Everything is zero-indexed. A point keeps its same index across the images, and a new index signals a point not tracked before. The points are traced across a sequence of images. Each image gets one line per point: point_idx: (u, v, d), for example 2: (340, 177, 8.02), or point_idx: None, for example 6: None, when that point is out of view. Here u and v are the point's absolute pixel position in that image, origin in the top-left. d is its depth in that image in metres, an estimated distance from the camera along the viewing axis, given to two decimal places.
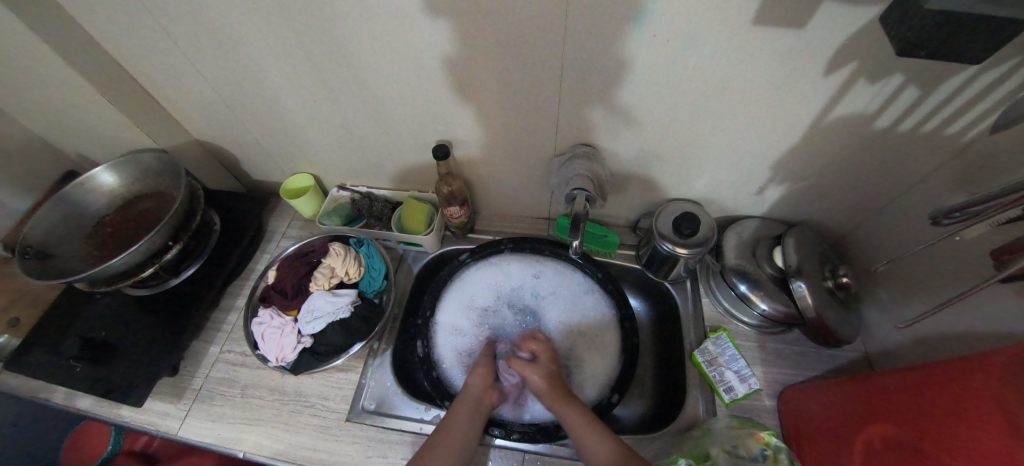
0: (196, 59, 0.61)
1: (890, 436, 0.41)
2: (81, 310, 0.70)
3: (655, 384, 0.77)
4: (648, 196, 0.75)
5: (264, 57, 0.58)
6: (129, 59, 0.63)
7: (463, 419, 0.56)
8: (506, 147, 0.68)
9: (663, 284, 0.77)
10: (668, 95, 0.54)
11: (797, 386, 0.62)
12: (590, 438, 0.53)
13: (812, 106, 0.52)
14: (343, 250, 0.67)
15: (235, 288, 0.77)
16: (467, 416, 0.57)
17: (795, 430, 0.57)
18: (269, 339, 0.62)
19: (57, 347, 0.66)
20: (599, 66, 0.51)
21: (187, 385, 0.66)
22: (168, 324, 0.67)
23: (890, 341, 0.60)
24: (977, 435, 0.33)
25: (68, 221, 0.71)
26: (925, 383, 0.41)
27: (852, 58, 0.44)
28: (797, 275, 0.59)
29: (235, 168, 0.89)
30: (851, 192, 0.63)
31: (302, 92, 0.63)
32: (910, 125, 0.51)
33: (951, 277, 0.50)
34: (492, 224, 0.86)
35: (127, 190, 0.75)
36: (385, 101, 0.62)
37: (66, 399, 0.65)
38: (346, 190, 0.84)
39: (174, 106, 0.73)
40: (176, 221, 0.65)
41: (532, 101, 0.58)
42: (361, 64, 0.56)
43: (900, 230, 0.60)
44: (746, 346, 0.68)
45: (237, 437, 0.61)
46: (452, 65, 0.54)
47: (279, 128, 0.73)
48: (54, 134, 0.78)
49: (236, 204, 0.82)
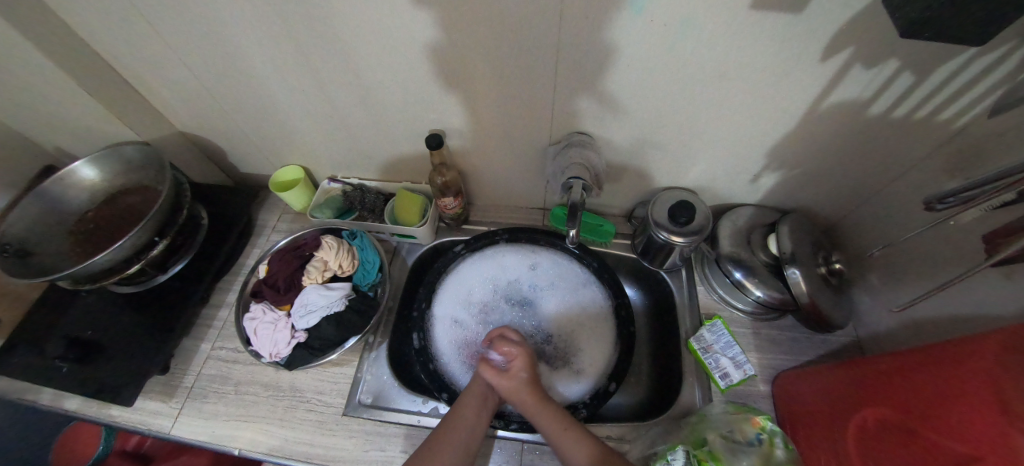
0: (176, 47, 0.58)
1: (884, 417, 0.42)
2: (65, 309, 0.68)
3: (650, 372, 0.77)
4: (643, 185, 0.74)
5: (248, 45, 0.55)
6: (104, 47, 0.61)
7: (471, 416, 0.55)
8: (500, 136, 0.66)
9: (659, 273, 0.77)
10: (665, 82, 0.53)
11: (791, 370, 0.62)
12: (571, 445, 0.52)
13: (808, 93, 0.51)
14: (336, 243, 0.65)
15: (225, 283, 0.76)
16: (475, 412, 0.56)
17: (789, 413, 0.58)
18: (262, 335, 0.61)
19: (41, 347, 0.64)
20: (596, 53, 0.50)
21: (178, 383, 0.65)
22: (157, 321, 0.66)
23: (881, 325, 0.61)
24: (968, 415, 0.33)
25: (48, 217, 0.69)
26: (918, 365, 0.41)
27: (849, 43, 0.44)
28: (791, 261, 0.59)
29: (221, 161, 0.87)
30: (844, 178, 0.64)
31: (289, 82, 0.61)
32: (903, 112, 0.51)
33: (943, 262, 0.50)
34: (487, 214, 0.85)
35: (109, 185, 0.73)
36: (375, 90, 0.60)
37: (53, 400, 0.64)
38: (337, 182, 0.82)
39: (154, 97, 0.70)
40: (161, 216, 0.63)
41: (526, 89, 0.57)
42: (349, 52, 0.54)
43: (891, 216, 0.61)
44: (741, 333, 0.69)
45: (232, 434, 0.60)
46: (444, 52, 0.52)
47: (266, 119, 0.71)
48: (28, 127, 0.75)
49: (224, 197, 0.80)
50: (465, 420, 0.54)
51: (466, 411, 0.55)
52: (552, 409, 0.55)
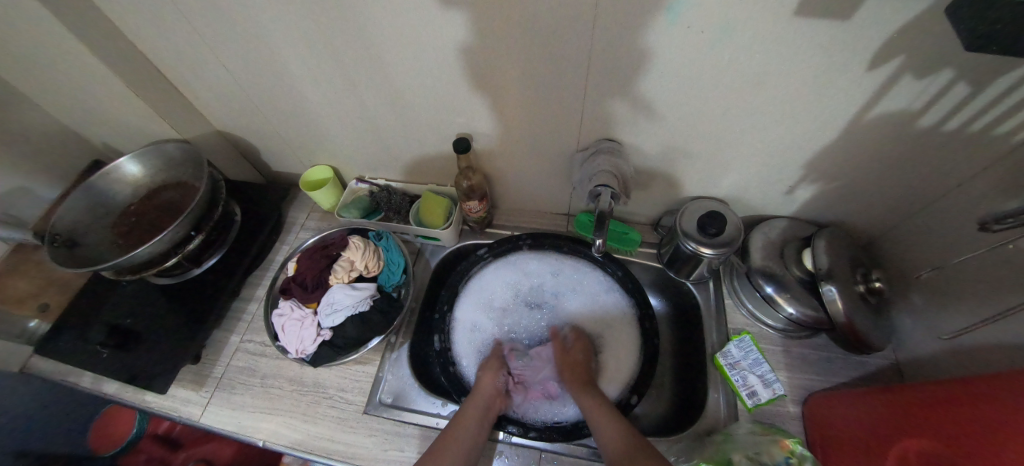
0: (218, 49, 0.60)
1: (926, 449, 0.39)
2: (106, 297, 0.71)
3: (673, 386, 0.76)
4: (672, 193, 0.73)
5: (285, 48, 0.57)
6: (152, 49, 0.64)
7: (474, 422, 0.56)
8: (527, 141, 0.66)
9: (685, 284, 0.76)
10: (699, 89, 0.51)
11: (826, 392, 0.60)
12: (605, 424, 0.55)
13: (850, 103, 0.49)
14: (363, 243, 0.67)
15: (255, 278, 0.78)
16: (478, 418, 0.57)
17: (820, 436, 0.55)
18: (290, 331, 0.62)
19: (85, 332, 0.67)
20: (626, 59, 0.49)
21: (208, 373, 0.67)
22: (191, 312, 0.68)
23: (924, 349, 0.58)
24: (1019, 450, 0.30)
25: (95, 210, 0.72)
26: (975, 400, 0.38)
27: (900, 52, 0.42)
28: (828, 278, 0.56)
29: (255, 159, 0.90)
30: (887, 193, 0.61)
31: (322, 84, 0.63)
32: (956, 125, 0.48)
33: (996, 287, 0.47)
34: (510, 219, 0.85)
35: (151, 180, 0.76)
36: (405, 93, 0.61)
37: (93, 383, 0.67)
38: (364, 182, 0.83)
39: (195, 97, 0.73)
40: (198, 212, 0.66)
41: (555, 95, 0.57)
42: (380, 55, 0.55)
43: (937, 234, 0.57)
44: (771, 350, 0.66)
45: (256, 426, 0.62)
46: (473, 56, 0.52)
47: (298, 120, 0.73)
48: (80, 124, 0.79)
49: (257, 194, 0.82)
50: (469, 423, 0.56)
51: (470, 414, 0.57)
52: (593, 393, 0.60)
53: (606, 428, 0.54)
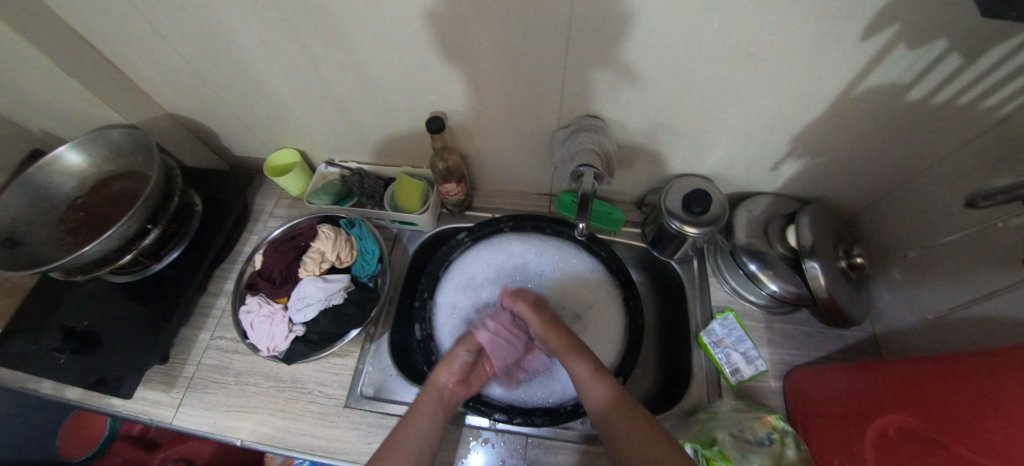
0: (156, 23, 0.54)
1: (905, 425, 0.39)
2: (62, 298, 0.66)
3: (658, 363, 0.77)
4: (658, 171, 0.71)
5: (231, 19, 0.51)
6: (80, 24, 0.56)
7: (427, 418, 0.52)
8: (505, 119, 0.63)
9: (669, 263, 0.75)
10: (685, 61, 0.48)
11: (807, 367, 0.60)
12: (590, 383, 0.53)
13: (841, 75, 0.46)
14: (333, 232, 0.63)
15: (223, 271, 0.74)
16: (430, 414, 0.53)
17: (801, 412, 0.56)
18: (259, 329, 0.59)
19: (39, 338, 0.63)
20: (610, 28, 0.45)
21: (179, 373, 0.64)
22: (154, 309, 0.64)
23: (901, 322, 0.59)
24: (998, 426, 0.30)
25: (37, 204, 0.66)
26: (955, 373, 0.38)
27: (898, 19, 0.39)
28: (811, 254, 0.56)
29: (216, 144, 0.84)
30: (872, 168, 0.60)
31: (278, 60, 0.57)
32: (943, 98, 0.46)
33: (979, 263, 0.47)
34: (491, 201, 0.82)
35: (98, 170, 0.70)
36: (371, 70, 0.56)
37: (55, 389, 0.63)
38: (335, 166, 0.79)
39: (140, 77, 0.66)
40: (152, 205, 0.61)
41: (534, 68, 0.53)
42: (340, 27, 0.49)
43: (917, 210, 0.57)
44: (754, 327, 0.67)
45: (234, 425, 0.60)
46: (442, 24, 0.47)
47: (255, 98, 0.66)
48: (11, 110, 0.71)
49: (220, 182, 0.77)
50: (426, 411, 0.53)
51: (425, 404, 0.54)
52: (581, 353, 0.56)
53: (592, 387, 0.53)
